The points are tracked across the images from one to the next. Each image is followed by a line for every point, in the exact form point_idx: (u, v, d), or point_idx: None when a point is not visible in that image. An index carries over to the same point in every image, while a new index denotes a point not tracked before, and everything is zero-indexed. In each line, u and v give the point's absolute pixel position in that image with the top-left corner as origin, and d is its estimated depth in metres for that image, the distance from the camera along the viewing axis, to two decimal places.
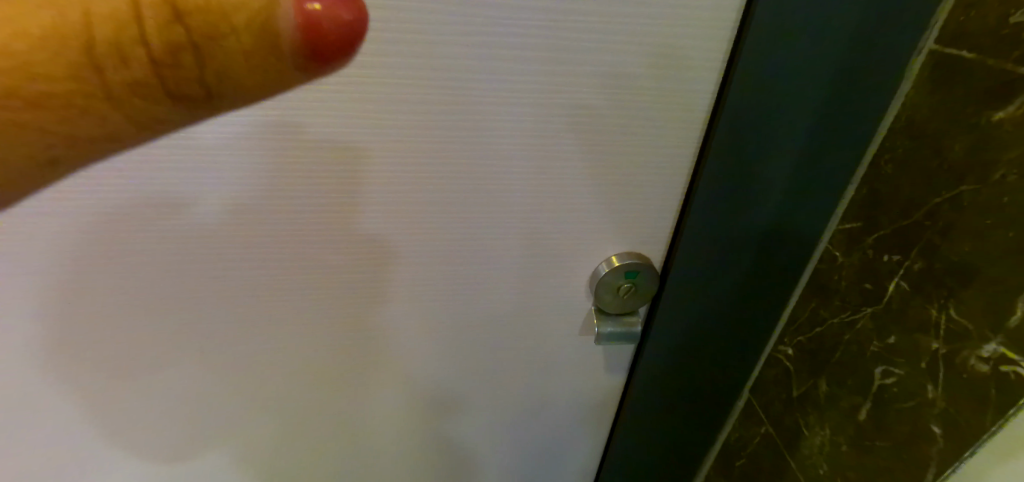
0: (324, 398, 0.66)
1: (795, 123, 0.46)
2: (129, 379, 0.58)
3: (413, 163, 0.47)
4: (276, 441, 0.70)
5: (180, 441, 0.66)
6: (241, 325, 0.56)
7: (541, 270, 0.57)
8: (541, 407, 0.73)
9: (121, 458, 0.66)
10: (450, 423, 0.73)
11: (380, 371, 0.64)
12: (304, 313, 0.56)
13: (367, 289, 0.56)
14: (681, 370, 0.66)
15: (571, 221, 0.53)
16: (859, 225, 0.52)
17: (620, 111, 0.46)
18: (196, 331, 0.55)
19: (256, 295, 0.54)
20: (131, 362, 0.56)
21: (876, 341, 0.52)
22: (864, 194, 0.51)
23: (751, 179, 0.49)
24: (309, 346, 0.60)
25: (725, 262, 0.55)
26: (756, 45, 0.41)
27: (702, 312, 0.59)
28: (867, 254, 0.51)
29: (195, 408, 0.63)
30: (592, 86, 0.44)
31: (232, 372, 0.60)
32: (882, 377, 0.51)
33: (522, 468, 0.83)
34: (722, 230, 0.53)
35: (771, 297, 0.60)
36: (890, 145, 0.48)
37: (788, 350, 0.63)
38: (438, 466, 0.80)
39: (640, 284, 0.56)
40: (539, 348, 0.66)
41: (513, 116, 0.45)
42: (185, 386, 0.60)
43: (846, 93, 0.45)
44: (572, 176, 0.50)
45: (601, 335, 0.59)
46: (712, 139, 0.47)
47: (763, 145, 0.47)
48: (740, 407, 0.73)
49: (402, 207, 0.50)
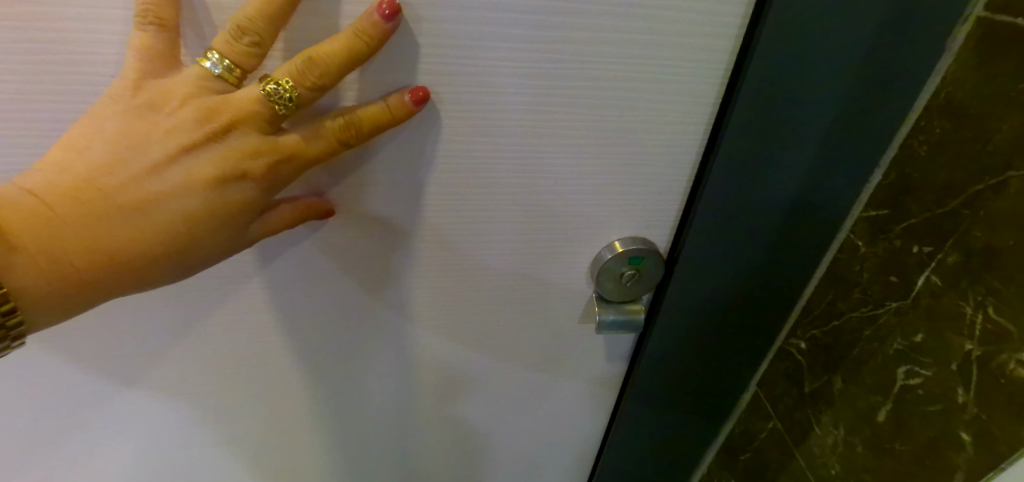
0: (313, 387, 0.63)
1: (822, 100, 0.42)
2: (103, 365, 0.55)
3: (392, 140, 0.43)
4: (264, 430, 0.67)
5: (163, 427, 0.64)
6: (220, 311, 0.53)
7: (540, 257, 0.53)
8: (539, 396, 0.70)
9: (103, 444, 0.64)
10: (445, 412, 0.70)
11: (370, 360, 0.61)
12: (287, 299, 0.53)
13: (355, 276, 0.52)
14: (686, 365, 0.62)
15: (573, 205, 0.49)
16: (886, 212, 0.47)
17: (629, 84, 0.41)
18: (172, 316, 0.52)
19: (236, 281, 0.50)
20: (99, 350, 0.54)
21: (900, 339, 0.48)
22: (893, 178, 0.46)
23: (769, 162, 0.44)
24: (294, 333, 0.56)
25: (736, 253, 0.51)
26: (784, 12, 0.36)
27: (711, 305, 0.56)
28: (893, 244, 0.47)
29: (177, 393, 0.60)
30: (595, 54, 0.39)
31: (213, 358, 0.57)
32: (905, 378, 0.48)
33: (521, 457, 0.81)
34: (737, 220, 0.48)
35: (787, 288, 0.56)
36: (927, 125, 0.43)
37: (801, 344, 0.59)
38: (435, 458, 0.77)
39: (644, 270, 0.52)
40: (537, 337, 0.62)
41: (506, 89, 0.41)
42: (163, 372, 0.57)
43: (880, 66, 0.41)
44: (573, 156, 0.45)
45: (602, 324, 0.56)
46: (726, 115, 0.42)
47: (785, 125, 0.42)
48: (745, 400, 0.70)
49: (385, 189, 0.46)
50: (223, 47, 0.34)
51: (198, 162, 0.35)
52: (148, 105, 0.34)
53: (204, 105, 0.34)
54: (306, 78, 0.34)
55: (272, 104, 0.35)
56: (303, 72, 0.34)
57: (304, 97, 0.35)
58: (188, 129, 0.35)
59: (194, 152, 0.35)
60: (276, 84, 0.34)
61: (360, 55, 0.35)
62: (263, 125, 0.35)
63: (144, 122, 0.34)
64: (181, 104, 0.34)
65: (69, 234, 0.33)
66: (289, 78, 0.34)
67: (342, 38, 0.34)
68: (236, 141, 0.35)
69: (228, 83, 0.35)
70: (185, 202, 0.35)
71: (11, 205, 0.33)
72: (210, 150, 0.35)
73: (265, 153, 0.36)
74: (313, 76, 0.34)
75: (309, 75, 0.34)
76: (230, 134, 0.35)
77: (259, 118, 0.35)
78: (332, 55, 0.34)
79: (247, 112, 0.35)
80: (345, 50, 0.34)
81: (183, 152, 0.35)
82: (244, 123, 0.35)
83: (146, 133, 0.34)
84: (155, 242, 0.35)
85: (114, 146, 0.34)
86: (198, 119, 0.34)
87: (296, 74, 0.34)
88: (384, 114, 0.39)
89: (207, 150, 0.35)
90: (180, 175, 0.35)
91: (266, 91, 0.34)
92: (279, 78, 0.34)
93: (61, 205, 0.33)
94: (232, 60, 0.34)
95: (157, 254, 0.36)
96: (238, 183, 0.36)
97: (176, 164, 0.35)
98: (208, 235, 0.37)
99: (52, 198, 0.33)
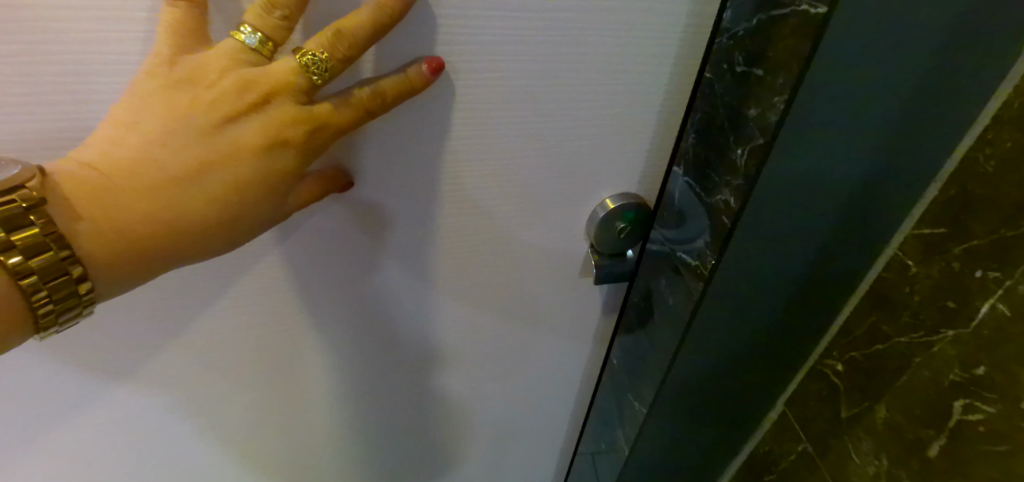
0: (321, 385, 0.61)
1: (879, 105, 0.38)
2: (89, 378, 0.51)
3: (412, 128, 0.40)
4: (267, 432, 0.65)
5: (158, 436, 0.60)
6: (221, 317, 0.50)
7: (554, 242, 0.53)
8: (547, 378, 0.71)
9: (93, 455, 0.60)
10: (453, 401, 0.70)
11: (382, 355, 0.60)
12: (299, 303, 0.51)
13: (369, 275, 0.50)
14: (712, 384, 0.59)
15: (591, 184, 0.48)
16: (942, 231, 0.44)
17: (646, 55, 0.40)
18: (167, 327, 0.49)
19: (244, 285, 0.48)
20: (85, 366, 0.50)
21: (957, 369, 0.44)
22: (952, 193, 0.43)
23: (819, 175, 0.41)
24: (302, 335, 0.54)
25: (774, 269, 0.48)
26: (860, 12, 0.31)
27: (743, 323, 0.52)
28: (950, 266, 0.43)
29: (172, 402, 0.57)
30: (619, 39, 0.38)
31: (213, 363, 0.54)
32: (964, 412, 0.44)
33: (526, 441, 0.81)
34: (778, 237, 0.44)
35: (823, 303, 0.53)
36: (996, 136, 0.39)
37: (838, 366, 0.56)
38: (442, 446, 0.77)
39: (637, 223, 0.51)
40: (549, 322, 0.62)
41: (530, 75, 0.38)
42: (156, 381, 0.54)
43: (943, 69, 0.37)
44: (592, 141, 0.44)
45: (597, 275, 0.54)
46: (749, 115, 0.38)
47: (838, 136, 0.38)
48: (772, 419, 0.67)
49: (405, 185, 0.43)
50: (256, 20, 0.30)
51: (241, 133, 0.32)
52: (187, 78, 0.31)
53: (241, 78, 0.31)
54: (339, 47, 0.31)
55: (309, 74, 0.31)
56: (332, 44, 0.31)
57: (338, 69, 0.32)
58: (228, 100, 0.31)
59: (236, 123, 0.32)
60: (308, 52, 0.31)
61: (386, 25, 0.31)
62: (299, 95, 0.32)
63: (184, 93, 0.31)
64: (218, 76, 0.31)
65: (126, 204, 0.31)
66: (322, 48, 0.31)
67: (367, 9, 0.31)
68: (275, 111, 0.32)
69: (260, 56, 0.31)
70: (233, 171, 0.33)
71: (70, 178, 0.31)
72: (251, 119, 0.32)
73: (303, 122, 0.33)
74: (343, 48, 0.31)
75: (339, 47, 0.31)
76: (268, 105, 0.32)
77: (296, 90, 0.32)
78: (360, 26, 0.31)
79: (284, 83, 0.31)
80: (373, 21, 0.31)
81: (226, 122, 0.32)
82: (282, 93, 0.32)
83: (189, 104, 0.31)
84: (208, 211, 0.33)
85: (157, 117, 0.31)
86: (238, 90, 0.31)
87: (327, 45, 0.31)
88: (404, 86, 0.35)
89: (249, 120, 0.32)
90: (226, 145, 0.32)
91: (301, 62, 0.31)
92: (310, 48, 0.31)
93: (119, 175, 0.31)
94: (265, 33, 0.31)
95: (209, 222, 0.33)
96: (279, 152, 0.33)
97: (222, 134, 0.32)
98: (256, 202, 0.34)
99: (110, 170, 0.31)
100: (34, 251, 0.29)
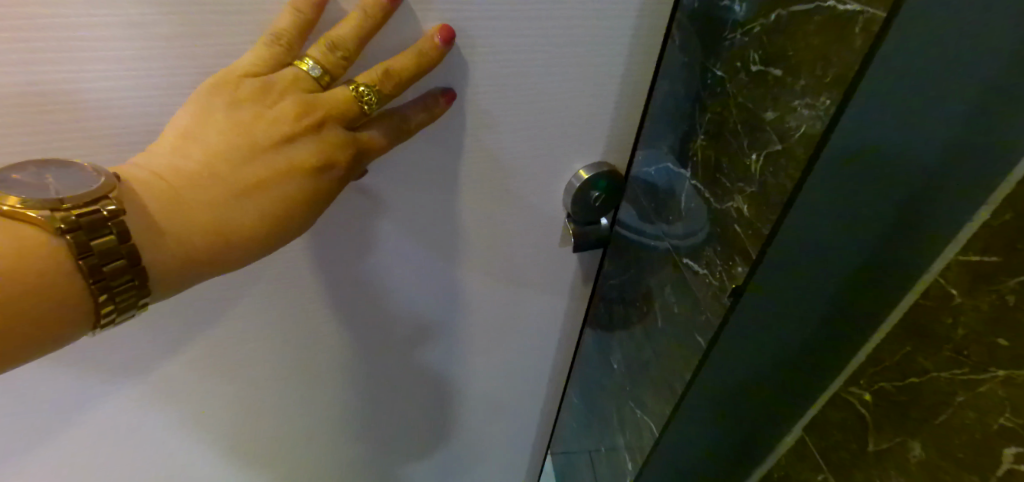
0: (318, 389, 0.60)
1: (936, 125, 0.33)
2: (69, 397, 0.49)
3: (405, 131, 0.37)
4: (261, 438, 0.63)
5: (147, 449, 0.58)
6: (207, 328, 0.47)
7: (547, 229, 0.51)
8: (545, 367, 0.70)
9: (79, 472, 0.58)
10: (452, 397, 0.69)
11: (378, 355, 0.58)
12: (292, 307, 0.49)
13: (363, 276, 0.48)
14: (729, 411, 0.55)
15: (577, 158, 0.45)
16: (995, 260, 0.39)
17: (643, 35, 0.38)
18: (148, 341, 0.46)
19: (226, 290, 0.45)
20: (64, 385, 0.47)
21: (1008, 414, 0.40)
22: (1008, 220, 0.38)
23: (863, 203, 0.36)
24: (294, 341, 0.52)
25: (806, 301, 0.43)
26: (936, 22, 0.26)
27: (768, 355, 0.48)
28: (1003, 300, 0.39)
29: (160, 416, 0.54)
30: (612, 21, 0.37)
31: (201, 376, 0.52)
32: (1016, 461, 0.40)
33: (524, 430, 0.82)
34: (812, 268, 0.40)
35: (852, 330, 0.49)
36: None
37: (865, 395, 0.52)
38: (440, 440, 0.77)
39: (613, 191, 0.48)
40: (546, 313, 0.62)
41: (527, 61, 0.38)
42: (142, 396, 0.51)
43: (1007, 83, 0.32)
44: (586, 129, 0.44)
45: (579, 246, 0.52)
46: (767, 118, 0.33)
47: (889, 163, 0.34)
48: (789, 443, 0.63)
49: (404, 179, 0.42)
50: (319, 56, 0.32)
51: (299, 150, 0.33)
52: (253, 97, 0.32)
53: (303, 101, 0.32)
54: (388, 83, 0.33)
55: (363, 104, 0.34)
56: (380, 81, 0.33)
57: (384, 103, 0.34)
58: (289, 120, 0.32)
59: (296, 141, 0.33)
60: (362, 87, 0.33)
61: (425, 69, 0.34)
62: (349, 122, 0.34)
63: (249, 109, 0.32)
64: (281, 97, 0.32)
65: (190, 216, 0.31)
66: (375, 85, 0.33)
67: (411, 54, 0.33)
68: (330, 134, 0.34)
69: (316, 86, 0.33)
70: (289, 185, 0.33)
71: (141, 187, 0.30)
72: (309, 139, 0.33)
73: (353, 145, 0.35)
74: (390, 86, 0.33)
75: (387, 86, 0.33)
76: (324, 127, 0.33)
77: (350, 116, 0.34)
78: (405, 68, 0.33)
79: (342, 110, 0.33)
80: (417, 66, 0.34)
81: (285, 140, 0.33)
82: (336, 118, 0.33)
83: (253, 122, 0.32)
84: (261, 225, 0.33)
85: (223, 132, 0.32)
86: (299, 112, 0.32)
87: (377, 81, 0.33)
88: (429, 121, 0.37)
89: (307, 140, 0.33)
90: (284, 161, 0.33)
91: (355, 93, 0.33)
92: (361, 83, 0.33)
93: (185, 187, 0.31)
94: (324, 68, 0.32)
95: (262, 235, 0.33)
96: (330, 171, 0.34)
97: (282, 150, 0.33)
98: (305, 215, 0.35)
99: (174, 181, 0.31)
100: (106, 257, 0.28)
